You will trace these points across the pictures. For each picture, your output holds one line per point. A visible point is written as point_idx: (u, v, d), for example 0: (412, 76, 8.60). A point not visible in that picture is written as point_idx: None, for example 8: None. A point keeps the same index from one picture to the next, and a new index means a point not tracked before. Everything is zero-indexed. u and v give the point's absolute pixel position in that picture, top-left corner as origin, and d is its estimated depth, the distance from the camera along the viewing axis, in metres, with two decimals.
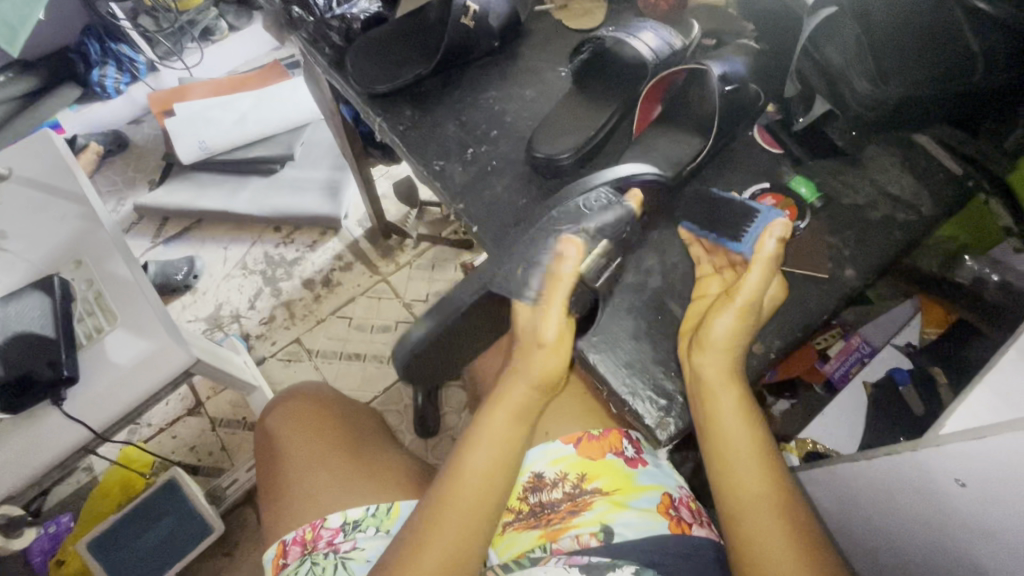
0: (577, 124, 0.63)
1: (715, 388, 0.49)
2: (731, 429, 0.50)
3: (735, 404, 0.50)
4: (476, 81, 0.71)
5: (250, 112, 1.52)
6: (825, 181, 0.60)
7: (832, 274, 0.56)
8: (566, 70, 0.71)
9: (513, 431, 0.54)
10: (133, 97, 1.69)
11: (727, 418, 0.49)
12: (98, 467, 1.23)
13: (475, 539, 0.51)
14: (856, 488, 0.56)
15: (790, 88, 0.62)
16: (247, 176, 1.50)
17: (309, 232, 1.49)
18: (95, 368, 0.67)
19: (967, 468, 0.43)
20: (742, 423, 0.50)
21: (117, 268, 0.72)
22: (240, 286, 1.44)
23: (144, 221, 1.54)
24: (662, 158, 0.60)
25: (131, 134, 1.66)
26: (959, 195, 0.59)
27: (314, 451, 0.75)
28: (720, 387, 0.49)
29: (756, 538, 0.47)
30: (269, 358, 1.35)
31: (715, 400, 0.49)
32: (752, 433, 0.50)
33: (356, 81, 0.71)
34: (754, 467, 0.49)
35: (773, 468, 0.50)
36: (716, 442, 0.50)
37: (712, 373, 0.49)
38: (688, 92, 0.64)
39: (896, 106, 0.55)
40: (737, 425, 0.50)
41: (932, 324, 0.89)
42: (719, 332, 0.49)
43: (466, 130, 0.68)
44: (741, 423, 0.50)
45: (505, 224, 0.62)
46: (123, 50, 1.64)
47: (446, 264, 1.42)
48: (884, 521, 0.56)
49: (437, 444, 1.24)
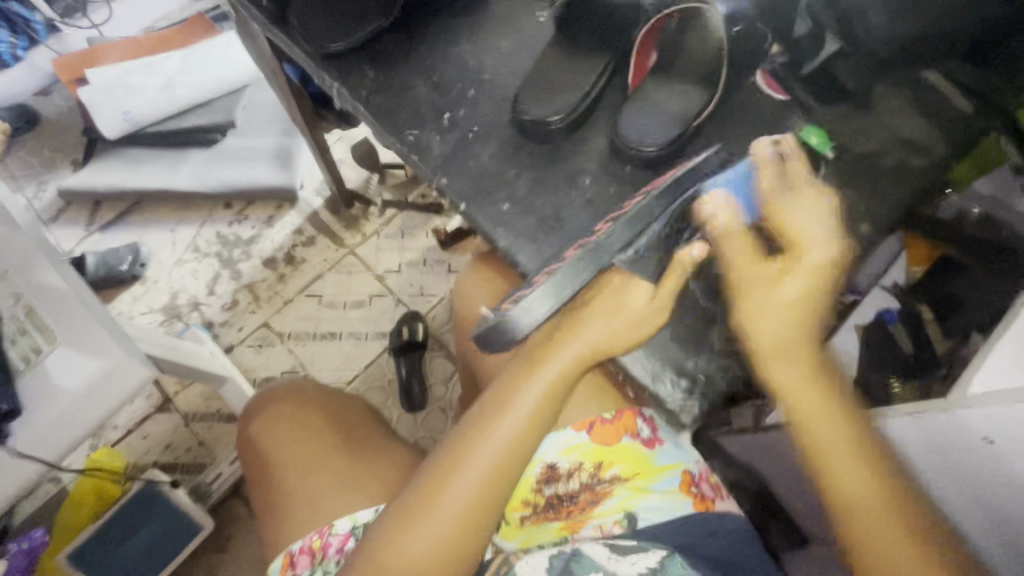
0: (567, 81, 0.56)
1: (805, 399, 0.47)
2: (835, 452, 0.46)
3: (829, 417, 0.47)
4: (443, 31, 0.62)
5: (178, 75, 1.34)
6: (834, 129, 0.56)
7: (848, 230, 0.53)
8: (545, 14, 0.63)
9: (532, 423, 0.50)
10: (36, 65, 1.47)
11: (825, 442, 0.47)
12: (65, 477, 1.15)
13: (477, 532, 0.50)
14: (889, 441, 0.58)
15: (799, 27, 0.55)
16: (186, 148, 1.34)
17: (264, 206, 1.37)
18: (40, 394, 0.59)
19: (995, 423, 0.45)
20: (844, 444, 0.46)
21: (47, 279, 0.61)
22: (195, 271, 1.32)
23: (74, 206, 1.38)
24: (662, 114, 0.54)
25: (39, 107, 1.45)
26: (971, 135, 0.56)
27: (309, 455, 0.71)
28: (805, 406, 0.47)
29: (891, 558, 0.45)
30: (238, 346, 1.26)
31: (805, 419, 0.47)
32: (855, 445, 0.47)
33: (304, 38, 0.61)
34: (875, 487, 0.46)
35: (889, 482, 0.46)
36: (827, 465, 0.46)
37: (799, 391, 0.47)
38: (686, 37, 0.56)
39: (916, 37, 0.51)
40: (839, 447, 0.46)
41: (916, 263, 0.84)
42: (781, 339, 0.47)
43: (439, 91, 0.60)
44: (840, 438, 0.47)
45: (496, 200, 0.55)
46: (13, 8, 1.42)
47: (416, 231, 1.34)
48: (913, 473, 0.57)
49: (426, 418, 1.20)
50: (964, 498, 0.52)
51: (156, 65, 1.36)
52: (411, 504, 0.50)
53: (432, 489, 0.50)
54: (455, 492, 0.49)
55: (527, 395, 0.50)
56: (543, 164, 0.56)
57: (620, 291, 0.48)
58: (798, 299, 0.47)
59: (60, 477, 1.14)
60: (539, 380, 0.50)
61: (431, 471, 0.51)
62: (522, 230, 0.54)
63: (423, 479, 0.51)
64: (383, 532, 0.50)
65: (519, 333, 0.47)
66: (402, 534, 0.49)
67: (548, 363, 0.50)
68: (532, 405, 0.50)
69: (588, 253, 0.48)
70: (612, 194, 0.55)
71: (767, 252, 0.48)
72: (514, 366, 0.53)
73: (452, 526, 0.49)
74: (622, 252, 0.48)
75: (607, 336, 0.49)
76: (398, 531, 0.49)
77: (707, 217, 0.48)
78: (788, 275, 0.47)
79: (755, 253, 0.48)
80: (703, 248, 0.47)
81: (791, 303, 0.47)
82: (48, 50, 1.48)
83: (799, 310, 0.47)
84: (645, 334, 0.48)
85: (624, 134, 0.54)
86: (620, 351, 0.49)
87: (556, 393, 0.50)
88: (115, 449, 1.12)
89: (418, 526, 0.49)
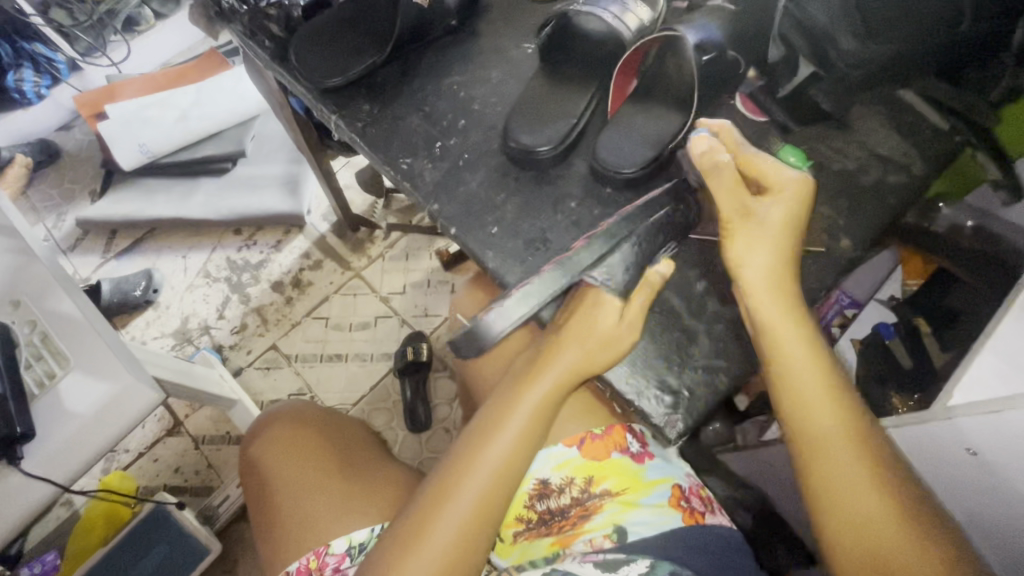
0: (556, 110, 0.59)
1: (773, 320, 0.48)
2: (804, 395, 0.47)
3: (803, 337, 0.48)
4: (435, 64, 0.65)
5: (192, 107, 1.40)
6: (813, 148, 0.58)
7: (828, 246, 0.54)
8: (532, 46, 0.66)
9: (523, 441, 0.52)
10: (58, 101, 1.55)
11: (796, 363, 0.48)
12: (78, 500, 1.17)
13: (468, 560, 0.50)
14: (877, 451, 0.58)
15: (773, 54, 0.59)
16: (199, 177, 1.40)
17: (272, 232, 1.41)
18: (52, 419, 0.61)
19: (980, 438, 0.46)
20: (812, 378, 0.48)
21: (62, 306, 0.64)
22: (206, 295, 1.36)
23: (91, 235, 1.43)
24: (640, 140, 0.57)
25: (60, 141, 1.52)
26: (947, 151, 0.57)
27: (308, 476, 0.72)
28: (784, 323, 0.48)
29: (850, 508, 0.44)
30: (246, 368, 1.29)
31: (806, 414, 0.47)
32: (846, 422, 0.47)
33: (304, 76, 0.64)
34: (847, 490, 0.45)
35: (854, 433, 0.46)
36: (785, 388, 0.48)
37: (782, 344, 0.48)
38: (665, 66, 0.59)
39: (885, 63, 0.56)
40: (810, 378, 0.48)
41: (912, 276, 0.85)
42: (773, 295, 0.49)
43: (431, 121, 0.62)
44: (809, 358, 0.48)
45: (485, 223, 0.58)
46: (38, 49, 1.50)
47: (419, 253, 1.37)
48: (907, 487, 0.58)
49: (431, 438, 1.21)
50: (963, 509, 0.52)
51: (172, 99, 1.42)
52: (403, 522, 0.51)
53: (423, 517, 0.50)
54: (447, 519, 0.49)
55: (514, 419, 0.52)
56: (530, 188, 0.59)
57: (593, 311, 0.50)
58: (806, 177, 0.51)
59: (73, 500, 1.17)
60: (527, 402, 0.52)
61: (424, 500, 0.51)
62: (510, 252, 0.56)
63: (420, 501, 0.51)
64: (377, 560, 0.50)
65: (495, 333, 0.49)
66: (395, 563, 0.49)
67: (533, 388, 0.52)
68: (519, 429, 0.52)
69: (562, 267, 0.50)
70: (596, 215, 0.57)
71: (759, 155, 0.52)
72: (502, 391, 0.54)
73: (445, 549, 0.49)
74: (591, 269, 0.50)
75: (587, 357, 0.50)
76: (391, 564, 0.49)
77: (701, 145, 0.51)
78: (779, 177, 0.51)
79: (756, 158, 0.51)
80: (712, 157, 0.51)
81: (802, 183, 0.51)
82: (69, 87, 1.55)
83: (804, 194, 0.51)
84: (617, 352, 0.50)
85: (603, 158, 0.57)
86: (599, 370, 0.51)
87: (545, 410, 0.52)
88: (127, 473, 1.14)
89: (412, 552, 0.49)
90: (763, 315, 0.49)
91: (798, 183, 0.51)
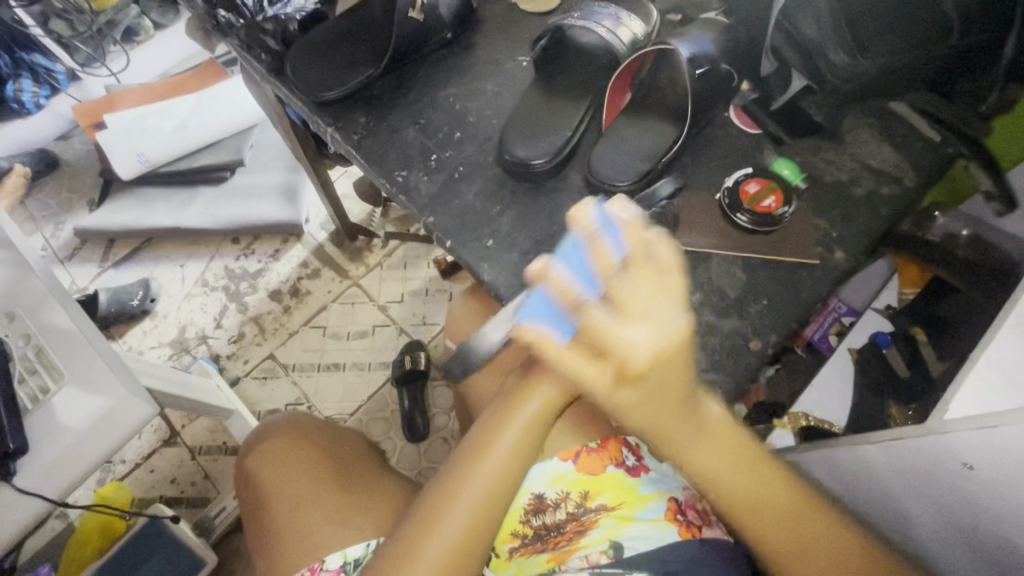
0: (551, 122, 0.60)
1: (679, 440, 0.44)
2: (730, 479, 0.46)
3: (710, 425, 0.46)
4: (431, 77, 0.66)
5: (190, 117, 1.40)
6: (807, 160, 0.59)
7: (822, 258, 0.54)
8: (527, 58, 0.66)
9: (517, 456, 0.51)
10: (57, 111, 1.55)
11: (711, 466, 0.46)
12: (73, 512, 1.16)
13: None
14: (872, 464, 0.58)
15: (766, 66, 0.60)
16: (197, 186, 1.40)
17: (270, 241, 1.41)
18: (45, 433, 0.61)
19: (976, 454, 0.45)
20: (730, 458, 0.46)
21: (57, 319, 0.64)
22: (203, 305, 1.36)
23: (89, 245, 1.43)
24: (634, 152, 0.57)
25: (59, 151, 1.53)
26: (937, 163, 0.58)
27: (302, 490, 0.72)
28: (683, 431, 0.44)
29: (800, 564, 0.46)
30: (244, 378, 1.28)
31: (732, 498, 0.46)
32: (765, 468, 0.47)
33: (300, 89, 0.65)
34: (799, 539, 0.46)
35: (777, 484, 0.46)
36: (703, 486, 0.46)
37: (690, 455, 0.45)
38: (658, 75, 0.59)
39: (871, 79, 0.56)
40: (723, 466, 0.46)
41: (908, 284, 0.85)
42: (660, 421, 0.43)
43: (427, 134, 0.63)
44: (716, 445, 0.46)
45: (480, 236, 0.58)
46: (38, 60, 1.50)
47: (417, 261, 1.37)
48: (904, 502, 0.58)
49: (428, 448, 1.20)
50: (959, 525, 0.52)
51: (170, 108, 1.42)
52: (396, 540, 0.50)
53: (416, 535, 0.49)
54: (439, 537, 0.49)
55: (508, 433, 0.51)
56: (525, 200, 0.59)
57: None
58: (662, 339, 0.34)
59: (67, 512, 1.16)
60: (522, 416, 0.52)
61: (417, 517, 0.51)
62: (506, 264, 0.56)
63: (413, 518, 0.51)
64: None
65: (485, 341, 0.52)
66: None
67: (528, 401, 0.52)
68: (513, 444, 0.51)
69: None
70: None
71: (636, 289, 0.35)
72: (497, 405, 0.54)
73: (438, 566, 0.48)
74: None
75: None
76: None
77: (571, 265, 0.39)
78: (652, 316, 0.35)
79: (624, 295, 0.35)
80: (594, 268, 0.38)
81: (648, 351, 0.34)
82: (68, 97, 1.55)
83: (659, 358, 0.35)
84: None
85: (597, 171, 0.57)
86: None
87: (539, 424, 0.52)
88: (122, 484, 1.13)
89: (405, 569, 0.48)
90: (675, 449, 0.45)
91: (644, 358, 0.34)
